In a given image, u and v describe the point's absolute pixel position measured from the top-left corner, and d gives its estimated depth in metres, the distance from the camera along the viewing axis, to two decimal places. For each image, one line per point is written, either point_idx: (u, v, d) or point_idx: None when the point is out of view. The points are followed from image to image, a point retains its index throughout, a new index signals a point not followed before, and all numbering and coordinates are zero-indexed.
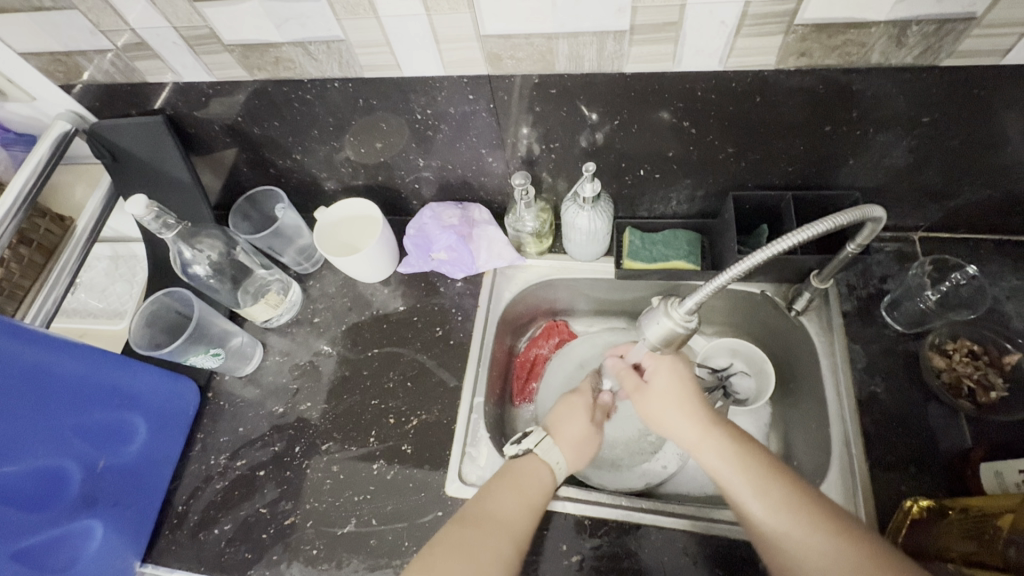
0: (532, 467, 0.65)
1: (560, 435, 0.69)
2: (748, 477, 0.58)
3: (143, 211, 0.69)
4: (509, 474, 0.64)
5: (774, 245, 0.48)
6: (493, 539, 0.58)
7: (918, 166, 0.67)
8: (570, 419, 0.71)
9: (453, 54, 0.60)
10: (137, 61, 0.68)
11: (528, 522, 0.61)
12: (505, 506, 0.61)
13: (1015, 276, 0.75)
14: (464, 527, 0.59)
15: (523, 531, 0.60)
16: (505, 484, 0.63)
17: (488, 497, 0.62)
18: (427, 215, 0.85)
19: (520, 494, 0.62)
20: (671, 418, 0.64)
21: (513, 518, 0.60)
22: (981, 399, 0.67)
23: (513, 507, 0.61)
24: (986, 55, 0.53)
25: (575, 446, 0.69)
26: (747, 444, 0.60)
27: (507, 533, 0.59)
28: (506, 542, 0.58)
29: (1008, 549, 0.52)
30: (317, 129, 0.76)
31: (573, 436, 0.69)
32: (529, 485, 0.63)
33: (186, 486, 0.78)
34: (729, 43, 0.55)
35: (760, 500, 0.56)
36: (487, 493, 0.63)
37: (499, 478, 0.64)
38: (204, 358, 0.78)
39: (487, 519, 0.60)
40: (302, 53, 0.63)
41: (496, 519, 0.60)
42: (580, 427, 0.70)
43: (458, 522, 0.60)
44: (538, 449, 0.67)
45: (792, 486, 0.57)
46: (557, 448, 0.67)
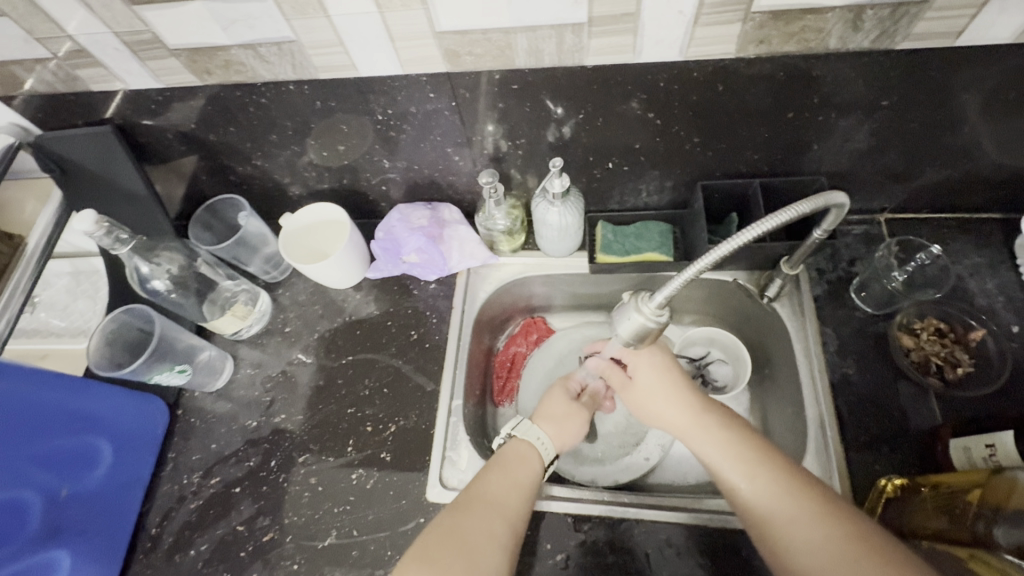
0: (518, 449, 0.65)
1: (540, 417, 0.70)
2: (738, 463, 0.59)
3: (92, 228, 0.66)
4: (504, 459, 0.64)
5: (742, 234, 0.48)
6: (487, 525, 0.57)
7: (880, 148, 0.68)
8: (552, 403, 0.72)
9: (410, 52, 0.59)
10: (79, 69, 0.65)
11: (524, 505, 0.61)
12: (499, 491, 0.61)
13: (977, 254, 0.77)
14: (457, 513, 0.58)
15: (517, 512, 0.60)
16: (496, 469, 0.63)
17: (480, 482, 0.61)
18: (395, 218, 0.84)
19: (511, 476, 0.62)
20: (658, 407, 0.67)
21: (508, 501, 0.60)
22: (949, 375, 0.68)
23: (505, 493, 0.61)
24: (940, 37, 0.54)
25: (551, 422, 0.70)
26: (739, 429, 0.62)
27: (501, 516, 0.59)
28: (501, 526, 0.58)
29: (978, 525, 0.53)
30: (276, 134, 0.73)
31: (553, 413, 0.71)
32: (518, 468, 0.63)
33: (158, 507, 0.75)
34: (688, 32, 0.54)
35: (748, 482, 0.57)
36: (479, 479, 0.62)
37: (488, 465, 0.63)
38: (170, 376, 0.75)
39: (480, 503, 0.59)
40: (252, 56, 0.61)
41: (489, 504, 0.59)
42: (562, 405, 0.72)
43: (451, 509, 0.59)
44: (517, 431, 0.67)
45: (781, 467, 0.57)
46: (536, 426, 0.68)
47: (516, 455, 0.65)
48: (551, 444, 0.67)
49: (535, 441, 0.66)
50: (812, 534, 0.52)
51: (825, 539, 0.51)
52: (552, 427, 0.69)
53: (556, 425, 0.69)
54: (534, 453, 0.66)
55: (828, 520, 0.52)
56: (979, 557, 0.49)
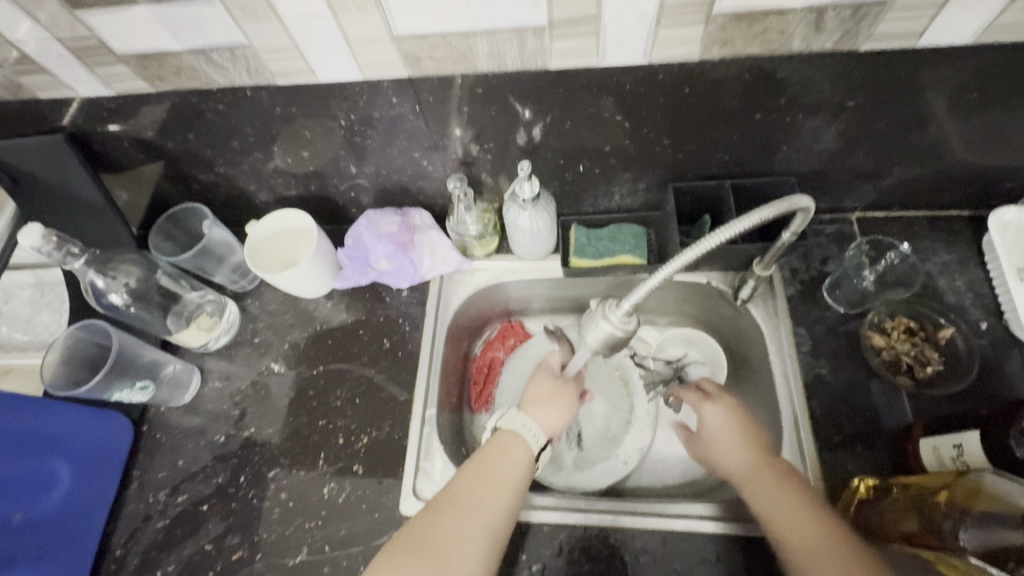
0: (502, 441, 0.64)
1: (526, 405, 0.69)
2: (780, 503, 0.59)
3: (40, 243, 0.64)
4: (488, 453, 0.63)
5: (706, 241, 0.48)
6: (463, 528, 0.56)
7: (849, 148, 0.68)
8: (535, 388, 0.71)
9: (369, 57, 0.57)
10: (23, 77, 0.62)
11: (507, 504, 0.59)
12: (480, 489, 0.59)
13: (947, 251, 0.77)
14: (432, 516, 0.57)
15: (496, 510, 0.58)
16: (477, 465, 0.61)
17: (459, 480, 0.60)
18: (363, 224, 0.81)
19: (492, 471, 0.61)
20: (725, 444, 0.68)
21: (488, 501, 0.58)
22: (919, 374, 0.69)
23: (483, 490, 0.59)
24: (902, 37, 0.54)
25: (537, 405, 0.69)
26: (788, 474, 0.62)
27: (479, 518, 0.57)
28: (479, 528, 0.57)
29: (946, 524, 0.53)
30: (237, 141, 0.71)
31: (539, 398, 0.70)
32: (500, 464, 0.61)
33: (123, 528, 0.73)
34: (651, 35, 0.54)
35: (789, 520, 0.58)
36: (457, 479, 0.61)
37: (469, 463, 0.62)
38: (130, 394, 0.74)
39: (457, 504, 0.58)
40: (205, 61, 0.59)
41: (465, 506, 0.58)
42: (545, 387, 0.71)
43: (427, 510, 0.58)
44: (503, 423, 0.66)
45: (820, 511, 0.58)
46: (523, 414, 0.67)
47: (499, 448, 0.63)
48: (540, 430, 0.66)
49: (523, 429, 0.65)
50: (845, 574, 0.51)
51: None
52: (538, 411, 0.68)
53: (542, 409, 0.69)
54: (521, 443, 0.64)
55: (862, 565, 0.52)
56: (947, 561, 0.50)
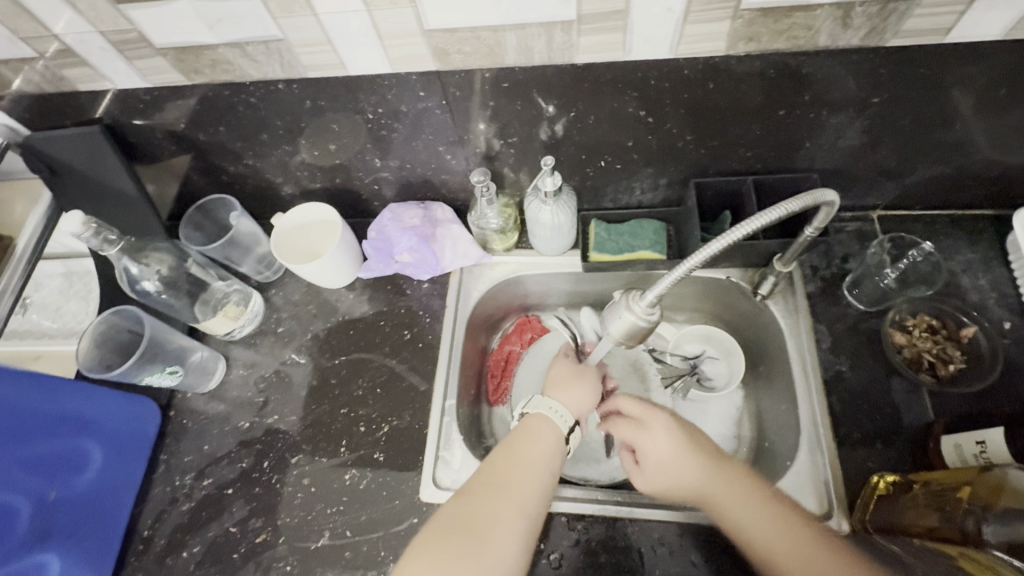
0: (530, 424, 0.65)
1: (550, 389, 0.70)
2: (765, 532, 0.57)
3: (81, 229, 0.66)
4: (516, 438, 0.63)
5: (732, 232, 0.48)
6: (496, 511, 0.57)
7: (872, 145, 0.68)
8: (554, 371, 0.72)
9: (398, 50, 0.58)
10: (65, 69, 0.64)
11: (539, 486, 0.60)
12: (511, 474, 0.60)
13: (970, 249, 0.77)
14: (465, 502, 0.58)
15: (528, 492, 0.59)
16: (506, 450, 0.62)
17: (488, 466, 0.61)
18: (386, 217, 0.83)
19: (521, 454, 0.61)
20: (676, 467, 0.63)
21: (520, 483, 0.59)
22: (941, 372, 0.68)
23: (513, 474, 0.60)
24: (929, 33, 0.54)
25: (562, 387, 0.69)
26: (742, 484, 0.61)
27: (512, 501, 0.58)
28: (514, 512, 0.58)
29: (968, 521, 0.52)
30: (267, 133, 0.73)
31: (560, 381, 0.70)
32: (530, 446, 0.62)
33: (150, 510, 0.75)
34: (678, 30, 0.54)
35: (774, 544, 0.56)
36: (486, 465, 0.62)
37: (498, 449, 0.63)
38: (161, 377, 0.75)
39: (489, 489, 0.59)
40: (240, 55, 0.61)
41: (497, 490, 0.59)
42: (565, 370, 0.72)
43: (458, 496, 0.59)
44: (529, 408, 0.67)
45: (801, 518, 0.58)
46: (547, 398, 0.67)
47: (526, 433, 0.64)
48: (567, 412, 0.66)
49: (550, 411, 0.65)
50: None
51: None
52: (563, 394, 0.68)
53: (566, 390, 0.69)
54: (550, 424, 0.65)
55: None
56: (970, 556, 0.50)
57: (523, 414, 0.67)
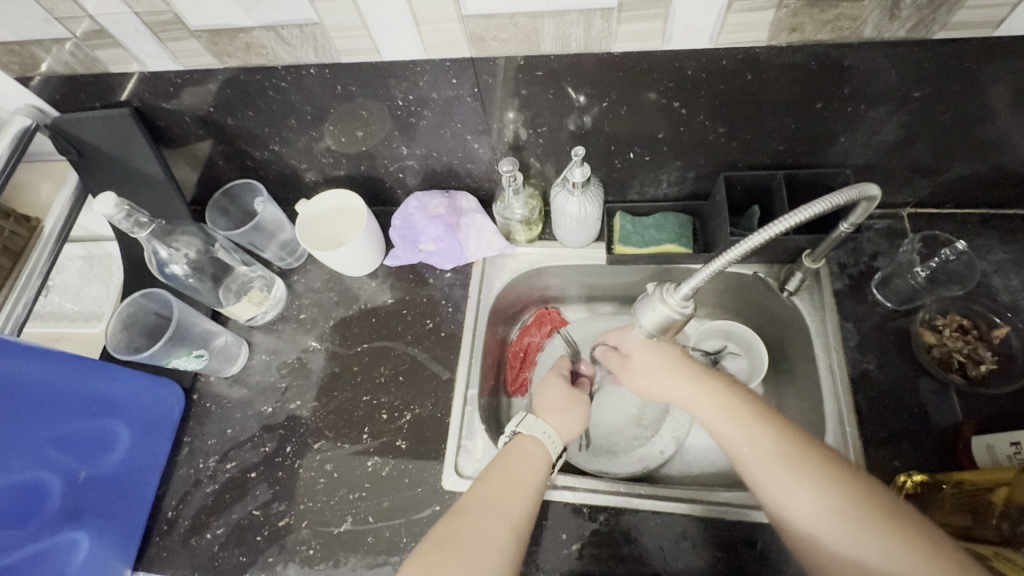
0: (524, 445, 0.65)
1: (543, 412, 0.70)
2: (766, 462, 0.56)
3: (113, 211, 0.66)
4: (511, 457, 0.63)
5: (771, 228, 0.47)
6: (489, 529, 0.57)
7: (908, 141, 0.67)
8: (548, 391, 0.73)
9: (433, 36, 0.58)
10: (97, 50, 0.64)
11: (528, 507, 0.60)
12: (502, 493, 0.60)
13: (1002, 250, 0.75)
14: (457, 519, 0.58)
15: (519, 512, 0.59)
16: (501, 469, 0.62)
17: (483, 483, 0.61)
18: (412, 206, 0.83)
19: (511, 473, 0.62)
20: (670, 385, 0.65)
21: (511, 505, 0.59)
22: (971, 373, 0.68)
23: (504, 493, 0.60)
24: (979, 26, 0.52)
25: (556, 413, 0.69)
26: (750, 415, 0.59)
27: (504, 521, 0.58)
28: (503, 530, 0.57)
29: (1002, 524, 0.54)
30: (295, 119, 0.73)
31: (555, 404, 0.70)
32: (525, 468, 0.62)
33: (175, 491, 0.76)
34: (720, 19, 0.53)
35: (772, 473, 0.55)
36: (480, 482, 0.61)
37: (489, 468, 0.63)
38: (187, 361, 0.76)
39: (482, 505, 0.59)
40: (274, 38, 0.60)
41: (490, 508, 0.59)
42: (561, 395, 0.72)
43: (452, 513, 0.59)
44: (523, 428, 0.67)
45: (822, 455, 0.55)
46: (542, 420, 0.68)
47: (520, 454, 0.64)
48: (559, 437, 0.67)
49: (544, 437, 0.66)
50: (862, 534, 0.50)
51: (868, 543, 0.50)
52: (556, 418, 0.69)
53: (559, 415, 0.69)
54: (540, 447, 0.65)
55: (877, 525, 0.50)
56: (1003, 555, 0.50)
57: (514, 433, 0.67)
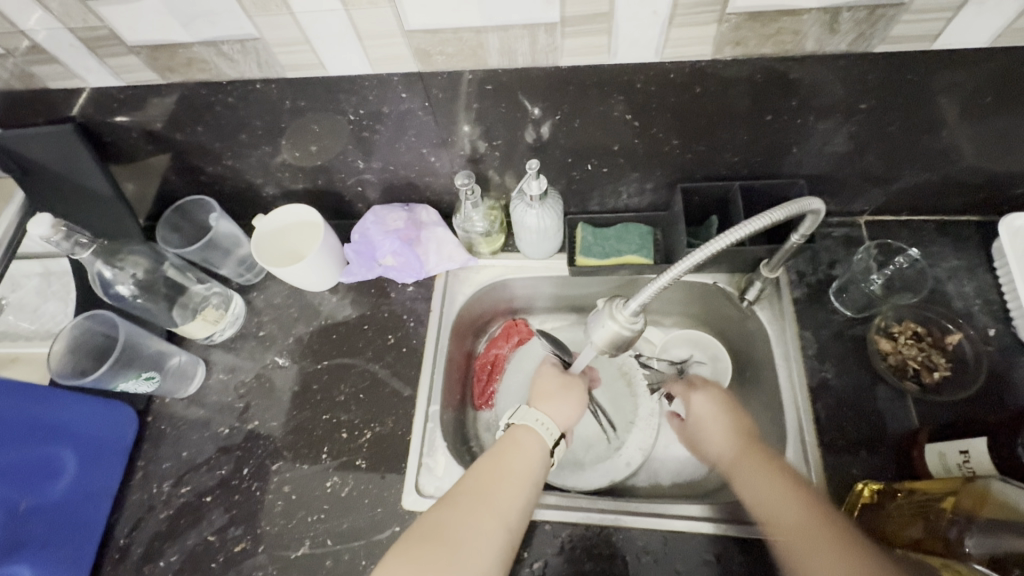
0: (518, 436, 0.64)
1: (536, 402, 0.70)
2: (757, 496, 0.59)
3: (50, 232, 0.64)
4: (504, 449, 0.63)
5: (717, 240, 0.48)
6: (479, 522, 0.56)
7: (859, 151, 0.67)
8: (540, 380, 0.73)
9: (379, 51, 0.57)
10: (35, 66, 0.62)
11: (522, 501, 0.59)
12: (495, 485, 0.59)
13: (955, 256, 0.76)
14: (447, 508, 0.58)
15: (512, 507, 0.58)
16: (494, 460, 0.61)
17: (473, 474, 0.61)
18: (370, 219, 0.82)
19: (508, 466, 0.61)
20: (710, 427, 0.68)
21: (504, 497, 0.58)
22: (926, 380, 0.68)
23: (498, 487, 0.59)
24: (917, 40, 0.53)
25: (548, 400, 0.69)
26: (773, 455, 0.62)
27: (496, 515, 0.57)
28: (496, 524, 0.57)
29: (950, 530, 0.53)
30: (245, 134, 0.71)
31: (546, 393, 0.70)
32: (517, 461, 0.62)
33: (127, 518, 0.74)
34: (664, 33, 0.53)
35: (764, 495, 0.58)
36: (471, 475, 0.61)
37: (486, 456, 0.62)
38: (137, 384, 0.74)
39: (471, 499, 0.58)
40: (216, 53, 0.59)
41: (480, 500, 0.58)
42: (553, 380, 0.72)
43: (441, 504, 0.58)
44: (516, 418, 0.66)
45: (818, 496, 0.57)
46: (534, 409, 0.67)
47: (513, 445, 0.63)
48: (553, 425, 0.66)
49: (537, 424, 0.65)
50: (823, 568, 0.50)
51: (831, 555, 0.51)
52: (548, 407, 0.68)
53: (552, 403, 0.69)
54: (537, 440, 0.64)
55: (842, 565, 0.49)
56: (952, 566, 0.49)
57: (509, 425, 0.67)
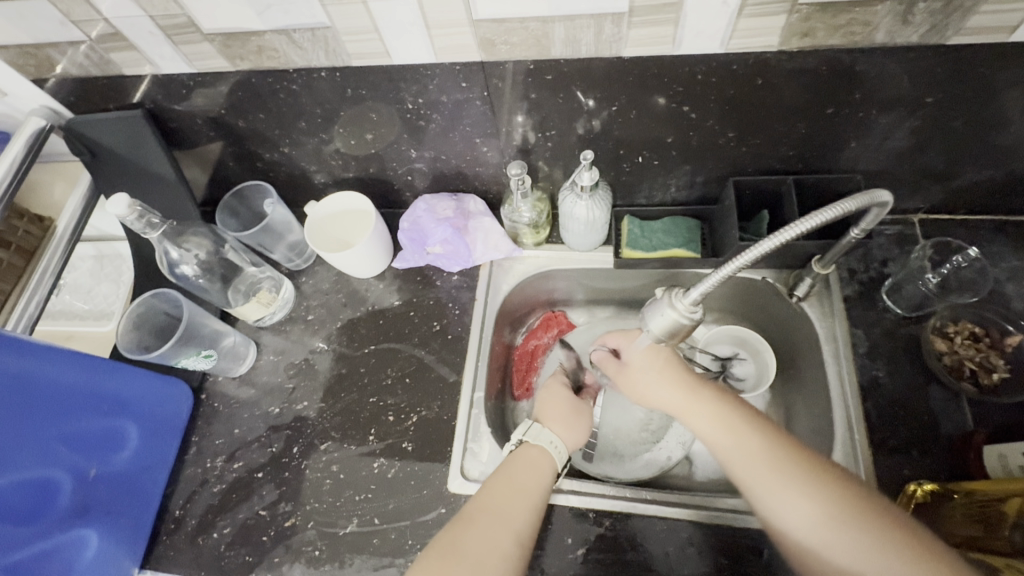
0: (530, 454, 0.64)
1: (547, 419, 0.69)
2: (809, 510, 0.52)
3: (126, 212, 0.68)
4: (513, 466, 0.63)
5: (783, 233, 0.47)
6: (493, 537, 0.56)
7: (920, 147, 0.66)
8: (551, 402, 0.71)
9: (444, 40, 0.58)
10: (112, 53, 0.65)
11: (530, 516, 0.59)
12: (506, 501, 0.59)
13: (1015, 257, 0.75)
14: (460, 525, 0.57)
15: (524, 522, 0.58)
16: (508, 473, 0.62)
17: (484, 492, 0.60)
18: (421, 208, 0.84)
19: (518, 483, 0.61)
20: (665, 391, 0.63)
21: (515, 513, 0.58)
22: (983, 381, 0.67)
23: (510, 503, 0.59)
24: (993, 32, 0.52)
25: (562, 423, 0.69)
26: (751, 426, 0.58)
27: (510, 528, 0.57)
28: (507, 538, 0.57)
29: (1014, 535, 0.53)
30: (305, 121, 0.73)
31: (559, 414, 0.70)
32: (529, 479, 0.62)
33: (181, 491, 0.77)
34: (731, 24, 0.53)
35: (783, 497, 0.53)
36: (485, 489, 0.61)
37: (494, 476, 0.62)
38: (196, 361, 0.76)
39: (483, 514, 0.58)
40: (286, 41, 0.61)
41: (495, 513, 0.58)
42: (565, 405, 0.71)
43: (454, 521, 0.58)
44: (529, 437, 0.66)
45: (814, 463, 0.55)
46: (547, 429, 0.67)
47: (522, 462, 0.63)
48: (563, 445, 0.66)
49: (551, 446, 0.65)
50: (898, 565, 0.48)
51: (838, 523, 0.51)
52: (562, 428, 0.68)
53: (565, 425, 0.69)
54: (546, 457, 0.64)
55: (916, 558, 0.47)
56: (1015, 566, 0.50)
57: (520, 440, 0.66)
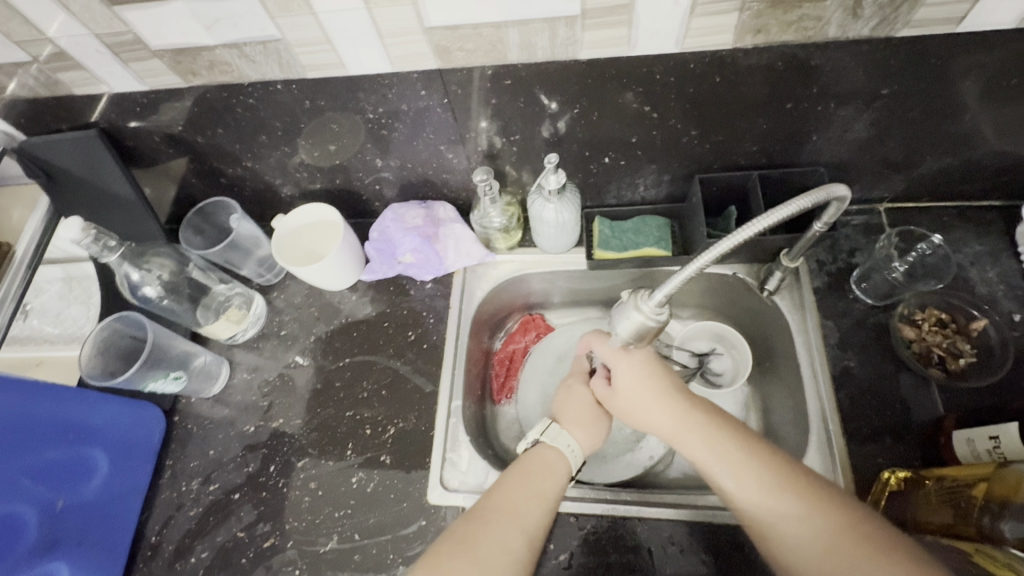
0: (547, 456, 0.63)
1: (566, 418, 0.67)
2: (803, 522, 0.51)
3: (79, 235, 0.66)
4: (533, 466, 0.62)
5: (743, 231, 0.47)
6: (503, 535, 0.56)
7: (880, 137, 0.67)
8: (570, 403, 0.68)
9: (398, 49, 0.57)
10: (60, 73, 0.63)
11: (543, 516, 0.58)
12: (518, 499, 0.58)
13: (977, 242, 0.76)
14: (477, 520, 0.57)
15: (534, 523, 0.57)
16: (517, 476, 0.60)
17: (496, 489, 0.60)
18: (389, 218, 0.82)
19: (531, 482, 0.60)
20: (654, 412, 0.62)
21: (524, 512, 0.57)
22: (951, 366, 0.68)
23: (523, 503, 0.58)
24: (943, 22, 0.53)
25: (582, 426, 0.66)
26: (747, 443, 0.58)
27: (519, 530, 0.56)
28: (516, 538, 0.56)
29: (982, 518, 0.52)
30: (265, 135, 0.72)
31: (578, 416, 0.67)
32: (542, 478, 0.60)
33: (157, 516, 0.75)
34: (685, 23, 0.53)
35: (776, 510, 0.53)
36: (498, 486, 0.60)
37: (508, 473, 0.61)
38: (164, 383, 0.75)
39: (496, 509, 0.57)
40: (237, 55, 0.60)
41: (503, 514, 0.57)
42: (585, 407, 0.68)
43: (471, 515, 0.58)
44: (547, 437, 0.64)
45: (812, 484, 0.53)
46: (566, 432, 0.65)
47: (538, 463, 0.62)
48: (580, 450, 0.65)
49: (568, 450, 0.63)
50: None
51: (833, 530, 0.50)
52: (581, 430, 0.66)
53: (586, 428, 0.66)
54: (561, 460, 0.63)
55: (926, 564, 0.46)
56: (986, 553, 0.50)
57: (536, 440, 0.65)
